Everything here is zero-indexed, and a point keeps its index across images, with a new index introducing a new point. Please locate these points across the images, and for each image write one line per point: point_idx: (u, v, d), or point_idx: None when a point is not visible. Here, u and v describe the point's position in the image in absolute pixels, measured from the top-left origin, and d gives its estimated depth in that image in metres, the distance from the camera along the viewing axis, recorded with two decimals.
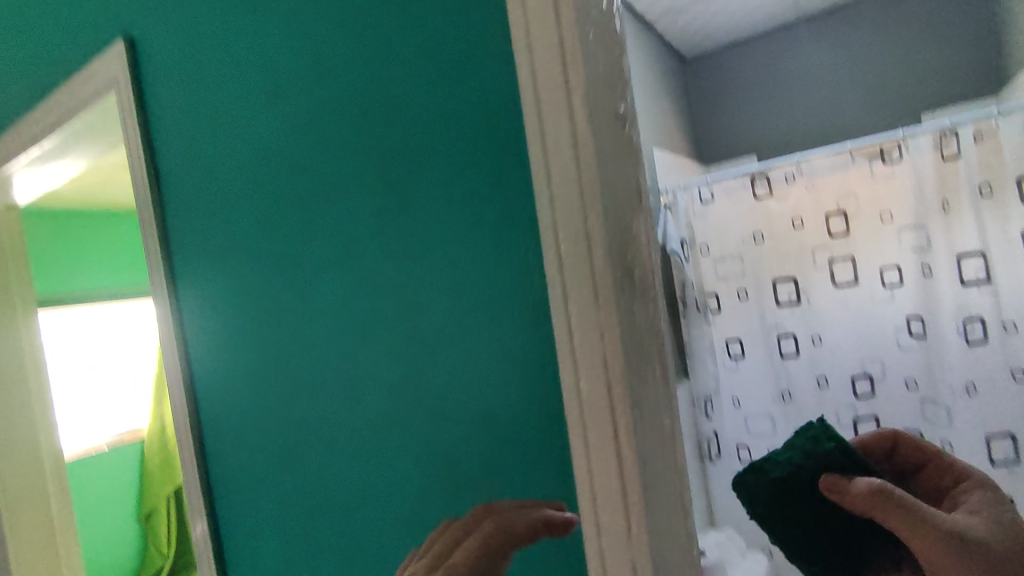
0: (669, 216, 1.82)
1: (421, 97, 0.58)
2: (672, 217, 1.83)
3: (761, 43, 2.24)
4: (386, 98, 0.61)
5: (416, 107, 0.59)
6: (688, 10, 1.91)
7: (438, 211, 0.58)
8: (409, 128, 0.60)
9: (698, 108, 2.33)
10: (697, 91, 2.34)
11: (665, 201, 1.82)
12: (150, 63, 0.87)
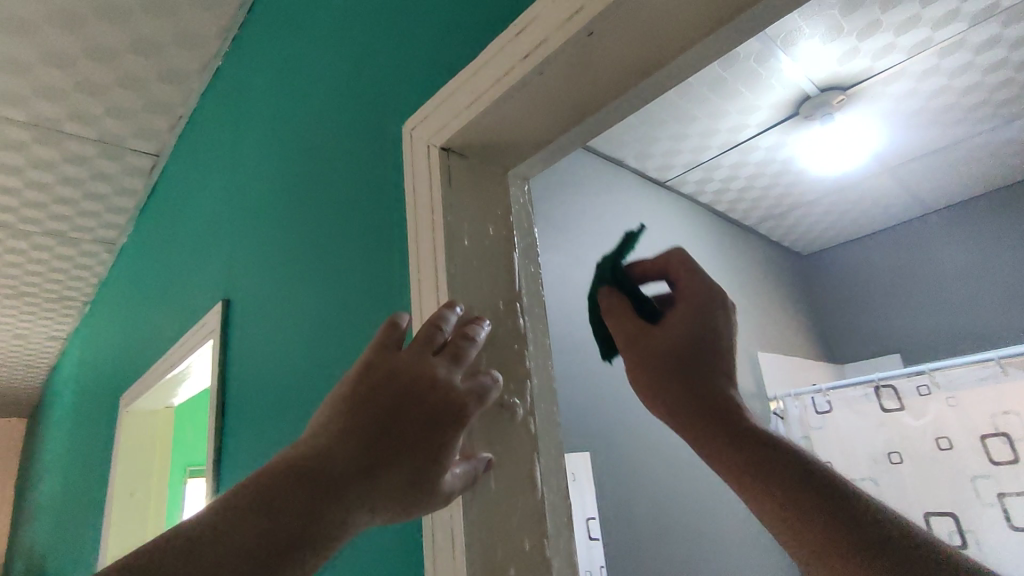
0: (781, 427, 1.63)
1: (353, 333, 0.55)
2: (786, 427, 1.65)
3: (887, 234, 2.08)
4: (349, 180, 0.61)
5: (350, 346, 0.55)
6: (793, 213, 1.89)
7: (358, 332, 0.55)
8: (360, 188, 0.58)
9: (823, 304, 2.19)
10: (820, 288, 2.21)
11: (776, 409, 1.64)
12: (200, 284, 0.98)
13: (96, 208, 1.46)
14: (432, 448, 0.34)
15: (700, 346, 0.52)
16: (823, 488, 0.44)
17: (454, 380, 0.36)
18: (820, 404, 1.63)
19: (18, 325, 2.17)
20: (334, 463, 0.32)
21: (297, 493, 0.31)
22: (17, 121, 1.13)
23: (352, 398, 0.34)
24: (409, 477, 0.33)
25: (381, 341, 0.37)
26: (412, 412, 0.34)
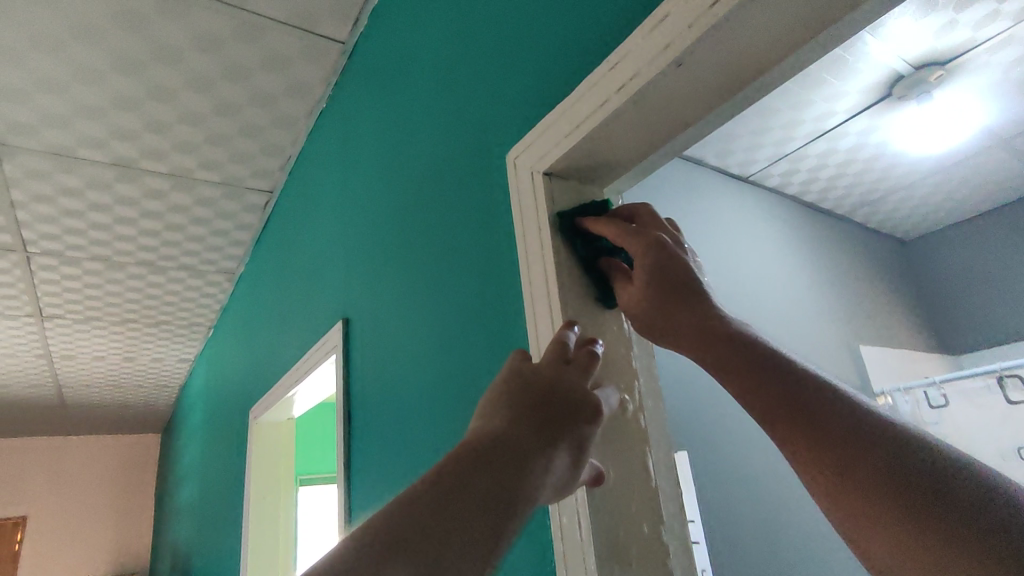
0: None
1: (471, 342, 0.61)
2: None
3: (1001, 214, 1.93)
4: (457, 193, 0.67)
5: (470, 353, 0.61)
6: (889, 197, 1.79)
7: (474, 331, 0.61)
8: (469, 202, 0.64)
9: (931, 292, 2.05)
10: (926, 274, 2.07)
11: (885, 405, 1.52)
12: (318, 307, 1.09)
13: (220, 242, 1.64)
14: (584, 437, 0.36)
15: (666, 272, 0.44)
16: (864, 427, 0.35)
17: (585, 384, 0.38)
18: (935, 398, 1.54)
19: (155, 350, 2.45)
20: (516, 439, 0.33)
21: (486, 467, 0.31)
22: (159, 173, 1.30)
23: (504, 396, 0.36)
24: (570, 464, 0.35)
25: (513, 360, 0.40)
26: (563, 405, 0.36)
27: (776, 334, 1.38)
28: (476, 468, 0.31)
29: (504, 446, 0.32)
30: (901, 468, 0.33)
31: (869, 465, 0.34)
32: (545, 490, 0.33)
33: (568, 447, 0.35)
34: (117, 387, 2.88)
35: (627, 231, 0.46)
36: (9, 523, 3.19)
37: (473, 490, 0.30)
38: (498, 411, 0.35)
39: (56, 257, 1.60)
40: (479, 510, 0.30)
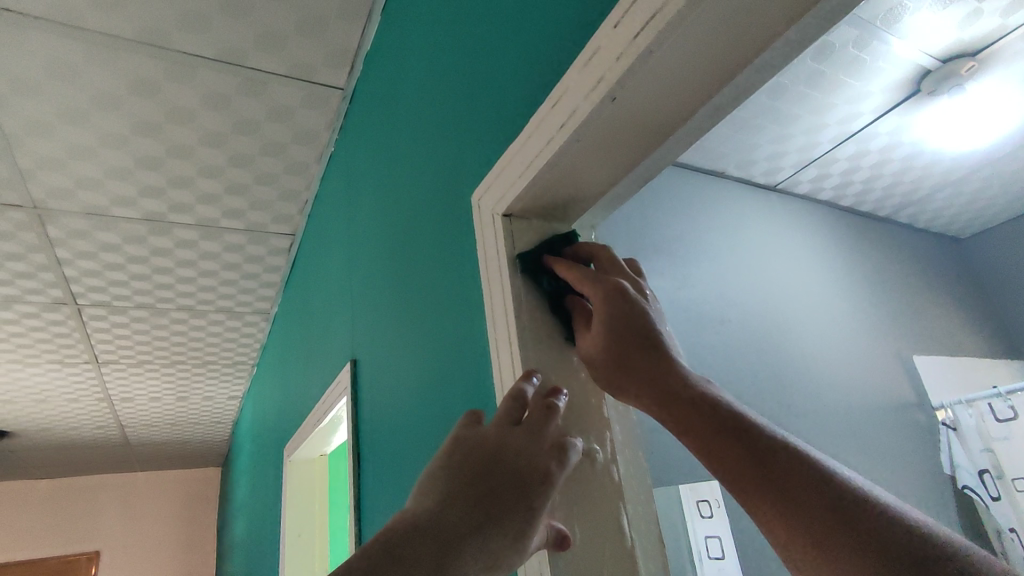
0: (954, 441, 1.39)
1: (453, 389, 0.60)
2: (960, 441, 1.39)
3: None
4: (440, 233, 0.67)
5: (452, 400, 0.60)
6: (937, 195, 1.68)
7: (454, 373, 0.60)
8: (450, 243, 0.64)
9: (996, 292, 1.89)
10: (988, 274, 1.92)
11: (943, 420, 1.42)
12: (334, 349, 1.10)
13: (253, 285, 1.70)
14: (527, 512, 0.37)
15: (622, 325, 0.43)
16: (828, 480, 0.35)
17: (536, 451, 0.39)
18: (1002, 410, 1.41)
19: (206, 389, 2.55)
20: (446, 526, 0.35)
21: (419, 549, 0.34)
22: (188, 224, 1.36)
23: (449, 472, 0.38)
24: (513, 539, 0.36)
25: (463, 425, 0.41)
26: (505, 480, 0.38)
27: (815, 349, 1.30)
28: (401, 556, 0.34)
29: (432, 536, 0.35)
30: (871, 525, 0.33)
31: (840, 529, 0.33)
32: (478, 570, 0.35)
33: (506, 524, 0.36)
34: (175, 425, 3.00)
35: (589, 277, 0.45)
36: (84, 558, 3.35)
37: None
38: (437, 490, 0.38)
39: (104, 307, 1.70)
40: None
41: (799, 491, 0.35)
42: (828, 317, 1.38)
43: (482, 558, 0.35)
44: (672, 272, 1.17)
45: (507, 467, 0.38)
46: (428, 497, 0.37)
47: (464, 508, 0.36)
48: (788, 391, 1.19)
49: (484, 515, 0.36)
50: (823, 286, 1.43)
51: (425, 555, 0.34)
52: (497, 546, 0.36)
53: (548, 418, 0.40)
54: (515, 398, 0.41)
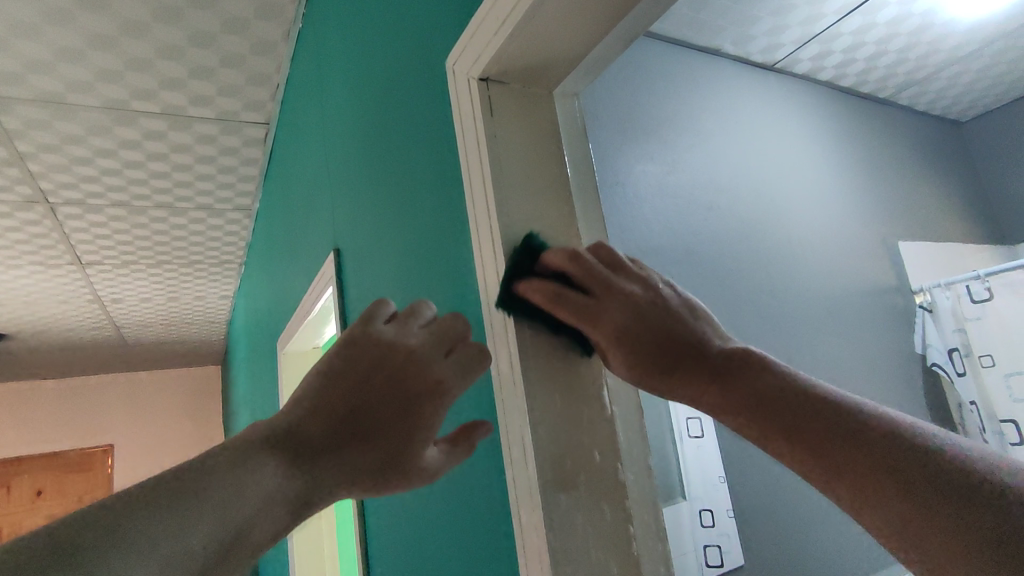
0: (929, 322, 1.43)
1: (435, 272, 0.59)
2: (934, 321, 1.44)
3: None
4: (416, 107, 0.63)
5: (433, 282, 0.60)
6: (941, 74, 1.61)
7: (434, 254, 0.59)
8: (426, 116, 0.61)
9: (990, 177, 1.87)
10: (985, 157, 1.88)
11: (921, 303, 1.45)
12: (317, 240, 1.08)
13: (231, 179, 1.65)
14: (412, 415, 0.41)
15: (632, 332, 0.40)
16: (864, 431, 0.34)
17: (436, 356, 0.42)
18: (978, 292, 1.43)
19: (196, 289, 2.56)
20: (310, 439, 0.39)
21: (268, 460, 0.37)
22: (153, 114, 1.29)
23: (322, 387, 0.41)
24: (378, 457, 0.41)
25: (375, 313, 0.43)
26: (389, 389, 0.40)
27: (804, 234, 1.30)
28: (244, 474, 0.36)
29: (287, 456, 0.38)
30: (912, 472, 0.31)
31: (878, 478, 0.32)
32: (340, 477, 0.40)
33: (381, 436, 0.41)
34: (170, 326, 3.04)
35: (620, 318, 0.40)
36: (100, 450, 3.54)
37: (237, 494, 0.35)
38: (315, 399, 0.40)
39: (79, 205, 1.64)
40: (230, 513, 0.34)
41: (831, 448, 0.34)
42: (816, 199, 1.37)
43: (347, 469, 0.40)
44: (662, 156, 1.13)
45: (393, 377, 0.41)
46: (302, 405, 0.40)
47: (336, 423, 0.40)
48: (773, 275, 1.21)
49: (347, 441, 0.40)
50: (814, 168, 1.41)
51: (273, 468, 0.37)
52: (356, 472, 0.41)
53: (463, 325, 0.44)
54: (414, 312, 0.44)
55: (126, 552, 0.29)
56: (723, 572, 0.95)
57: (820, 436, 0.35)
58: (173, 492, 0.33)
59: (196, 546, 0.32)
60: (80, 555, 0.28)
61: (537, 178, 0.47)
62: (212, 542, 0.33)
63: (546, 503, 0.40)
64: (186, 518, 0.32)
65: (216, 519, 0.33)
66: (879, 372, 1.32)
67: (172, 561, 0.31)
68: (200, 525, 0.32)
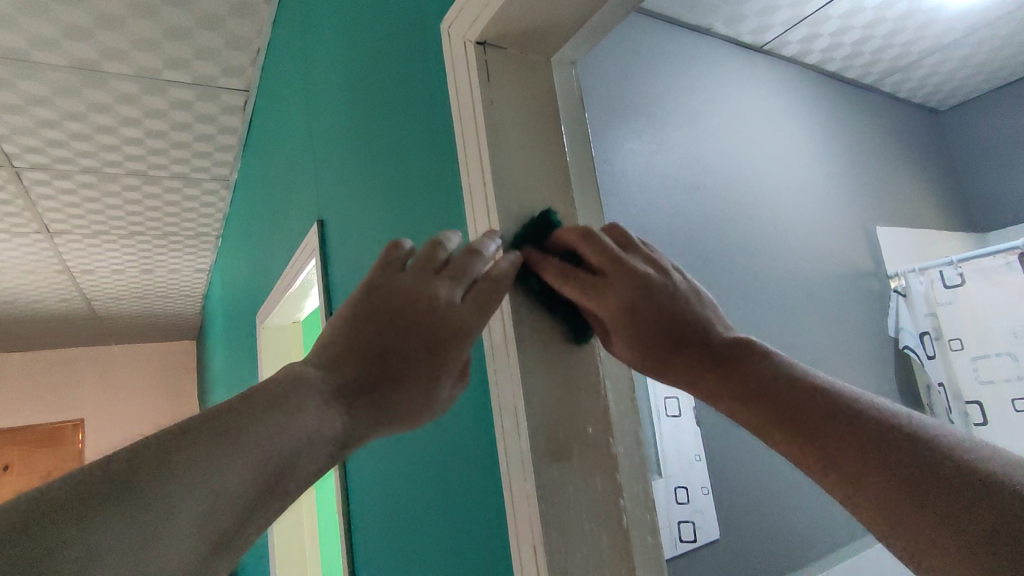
0: (902, 306, 1.46)
1: (425, 243, 0.58)
2: (907, 306, 1.48)
3: None
4: (406, 73, 0.62)
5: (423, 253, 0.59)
6: (924, 61, 1.63)
7: (424, 225, 0.58)
8: (417, 82, 0.59)
9: (965, 166, 1.90)
10: (962, 146, 1.92)
11: (896, 287, 1.48)
12: (299, 211, 1.06)
13: (208, 148, 1.60)
14: (437, 360, 0.39)
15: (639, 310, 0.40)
16: (881, 431, 0.32)
17: (457, 297, 0.40)
18: (950, 278, 1.46)
19: (171, 262, 2.49)
20: (344, 383, 0.39)
21: (304, 397, 0.37)
22: (125, 76, 1.24)
23: (347, 336, 0.40)
24: (408, 400, 0.40)
25: (385, 263, 0.41)
26: (414, 335, 0.39)
27: (786, 217, 1.32)
28: (276, 417, 0.35)
29: (317, 397, 0.38)
30: (934, 475, 0.29)
31: (897, 478, 0.30)
32: (374, 419, 0.39)
33: (412, 381, 0.40)
34: (144, 299, 2.97)
35: (635, 286, 0.40)
36: (69, 425, 3.46)
37: (272, 436, 0.34)
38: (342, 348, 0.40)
39: (46, 171, 1.58)
40: (266, 456, 0.34)
41: (845, 450, 0.33)
42: (799, 182, 1.39)
43: (379, 412, 0.39)
44: (651, 134, 1.12)
45: (416, 322, 0.39)
46: (330, 351, 0.40)
47: (364, 368, 0.39)
48: (756, 256, 1.22)
49: (375, 383, 0.39)
50: (798, 151, 1.42)
51: (306, 410, 0.37)
52: (388, 414, 0.40)
53: (484, 255, 0.40)
54: (434, 249, 0.41)
55: (176, 486, 0.30)
56: (696, 546, 0.97)
57: (831, 434, 0.33)
58: (213, 428, 0.33)
59: (233, 486, 0.32)
60: (123, 494, 0.29)
61: (533, 147, 0.46)
62: (258, 475, 0.33)
63: (539, 472, 0.41)
64: (225, 458, 0.32)
65: (259, 454, 0.33)
66: (854, 353, 1.35)
67: (209, 502, 0.31)
68: (242, 465, 0.32)
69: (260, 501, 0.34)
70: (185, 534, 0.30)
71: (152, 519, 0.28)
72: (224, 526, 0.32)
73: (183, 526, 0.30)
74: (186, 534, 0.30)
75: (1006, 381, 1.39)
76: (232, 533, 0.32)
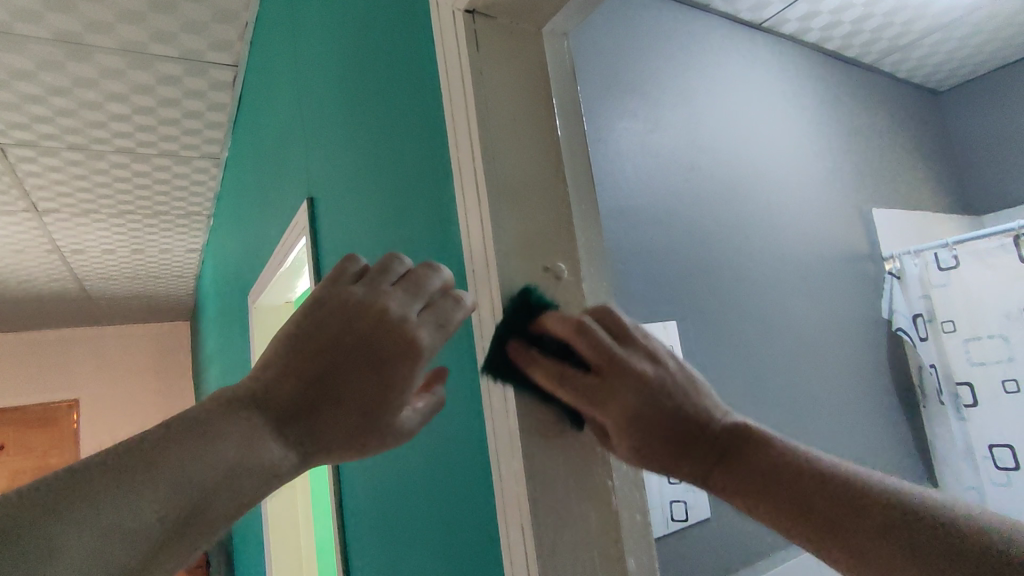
0: (896, 288, 1.47)
1: (414, 218, 0.57)
2: (901, 288, 1.48)
3: None
4: (395, 45, 0.60)
5: (412, 231, 0.58)
6: (925, 40, 1.60)
7: (413, 201, 0.57)
8: (406, 54, 0.57)
9: (963, 147, 1.89)
10: (960, 128, 1.90)
11: (890, 269, 1.48)
12: (289, 188, 1.05)
13: (197, 125, 1.57)
14: (387, 377, 0.38)
15: (639, 414, 0.39)
16: (878, 500, 0.36)
17: (410, 312, 0.39)
18: (945, 260, 1.46)
19: (162, 241, 2.47)
20: (280, 403, 0.37)
21: (232, 424, 0.35)
22: (109, 49, 1.21)
23: (287, 350, 0.38)
24: (355, 421, 0.38)
25: (336, 277, 0.41)
26: (360, 348, 0.38)
27: (782, 199, 1.31)
28: (199, 446, 0.33)
29: (252, 421, 0.36)
30: (929, 543, 0.33)
31: (900, 550, 0.34)
32: (313, 444, 0.37)
33: (358, 397, 0.38)
34: (136, 280, 2.95)
35: (639, 390, 0.39)
36: (64, 406, 3.46)
37: (193, 466, 0.32)
38: (282, 363, 0.38)
39: (31, 148, 1.55)
40: (183, 487, 0.31)
41: (850, 522, 0.36)
42: (796, 161, 1.37)
43: (320, 436, 0.37)
44: (646, 113, 1.11)
45: (365, 336, 0.38)
46: (267, 370, 0.38)
47: (304, 387, 0.37)
48: (750, 236, 1.21)
49: (315, 404, 0.37)
50: (795, 130, 1.40)
51: (236, 435, 0.34)
52: (328, 440, 0.38)
53: (439, 274, 0.41)
54: (389, 269, 0.41)
55: (64, 528, 0.28)
56: (687, 525, 0.96)
57: (834, 507, 0.36)
58: (120, 463, 0.31)
59: (139, 526, 0.30)
60: (3, 540, 0.26)
61: (522, 119, 0.45)
62: (168, 511, 0.31)
63: (526, 450, 0.40)
64: (132, 491, 0.30)
65: (169, 490, 0.31)
66: (846, 335, 1.35)
67: (107, 542, 0.29)
68: (153, 500, 0.30)
69: (173, 543, 0.31)
70: None
71: (37, 564, 0.26)
72: (127, 571, 0.29)
73: (77, 567, 0.27)
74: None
75: (997, 363, 1.40)
76: None
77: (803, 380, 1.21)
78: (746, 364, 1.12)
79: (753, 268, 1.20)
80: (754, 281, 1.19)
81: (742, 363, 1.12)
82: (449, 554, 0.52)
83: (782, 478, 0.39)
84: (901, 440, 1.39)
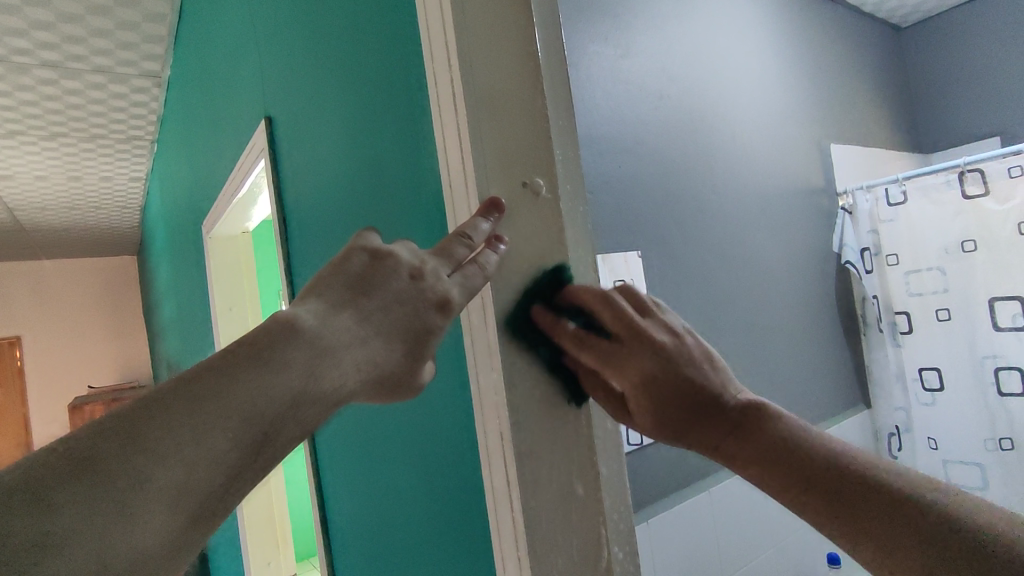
0: (847, 222, 1.54)
1: (383, 135, 0.55)
2: (852, 223, 1.55)
3: None
4: None
5: (382, 150, 0.56)
6: None
7: (381, 118, 0.55)
8: None
9: (919, 85, 1.93)
10: (918, 66, 1.94)
11: (843, 205, 1.55)
12: (242, 108, 0.99)
13: (134, 39, 1.45)
14: (420, 334, 0.37)
15: (654, 381, 0.41)
16: (874, 485, 0.37)
17: (444, 274, 0.38)
18: (894, 195, 1.51)
19: (102, 168, 2.32)
20: (338, 331, 0.33)
21: (295, 349, 0.32)
22: None
23: (335, 285, 0.35)
24: (402, 362, 0.36)
25: (357, 238, 0.38)
26: (400, 298, 0.36)
27: (746, 130, 1.32)
28: (262, 376, 0.30)
29: (314, 346, 0.32)
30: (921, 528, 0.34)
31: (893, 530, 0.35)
32: (367, 377, 0.34)
33: (398, 339, 0.36)
34: (74, 210, 2.78)
35: (661, 360, 0.41)
36: (6, 343, 3.30)
37: (257, 398, 0.30)
38: (329, 296, 0.35)
39: None
40: (250, 418, 0.30)
41: (844, 495, 0.38)
42: (759, 91, 1.38)
43: (374, 367, 0.35)
44: (617, 38, 1.08)
45: (399, 290, 0.36)
46: (321, 299, 0.35)
47: (355, 318, 0.34)
48: (715, 168, 1.23)
49: (373, 333, 0.35)
50: (762, 60, 1.40)
51: (298, 364, 0.31)
52: (382, 370, 0.35)
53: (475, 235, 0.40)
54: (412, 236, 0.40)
55: (145, 461, 0.27)
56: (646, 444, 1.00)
57: (838, 487, 0.38)
58: (185, 392, 0.29)
59: (212, 458, 0.28)
60: (86, 469, 0.26)
61: (495, 27, 0.44)
62: (239, 443, 0.29)
63: (504, 360, 0.42)
64: (204, 422, 0.28)
65: (237, 421, 0.29)
66: (799, 267, 1.41)
67: (183, 473, 0.28)
68: (223, 429, 0.29)
69: (246, 471, 0.30)
70: (156, 512, 0.27)
71: (121, 492, 0.26)
72: (209, 499, 0.29)
73: (157, 499, 0.27)
74: (161, 510, 0.27)
75: (933, 293, 1.48)
76: (213, 509, 0.29)
77: (757, 310, 1.27)
78: (704, 294, 1.17)
79: (714, 199, 1.22)
80: (715, 213, 1.22)
81: (700, 292, 1.16)
82: (430, 468, 0.54)
83: (782, 449, 0.41)
84: (841, 366, 1.49)
